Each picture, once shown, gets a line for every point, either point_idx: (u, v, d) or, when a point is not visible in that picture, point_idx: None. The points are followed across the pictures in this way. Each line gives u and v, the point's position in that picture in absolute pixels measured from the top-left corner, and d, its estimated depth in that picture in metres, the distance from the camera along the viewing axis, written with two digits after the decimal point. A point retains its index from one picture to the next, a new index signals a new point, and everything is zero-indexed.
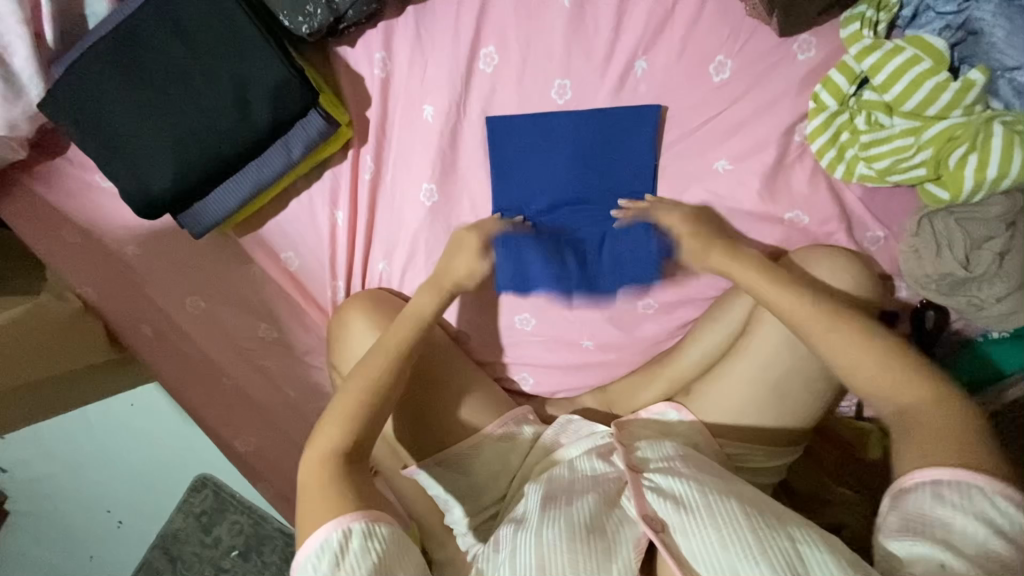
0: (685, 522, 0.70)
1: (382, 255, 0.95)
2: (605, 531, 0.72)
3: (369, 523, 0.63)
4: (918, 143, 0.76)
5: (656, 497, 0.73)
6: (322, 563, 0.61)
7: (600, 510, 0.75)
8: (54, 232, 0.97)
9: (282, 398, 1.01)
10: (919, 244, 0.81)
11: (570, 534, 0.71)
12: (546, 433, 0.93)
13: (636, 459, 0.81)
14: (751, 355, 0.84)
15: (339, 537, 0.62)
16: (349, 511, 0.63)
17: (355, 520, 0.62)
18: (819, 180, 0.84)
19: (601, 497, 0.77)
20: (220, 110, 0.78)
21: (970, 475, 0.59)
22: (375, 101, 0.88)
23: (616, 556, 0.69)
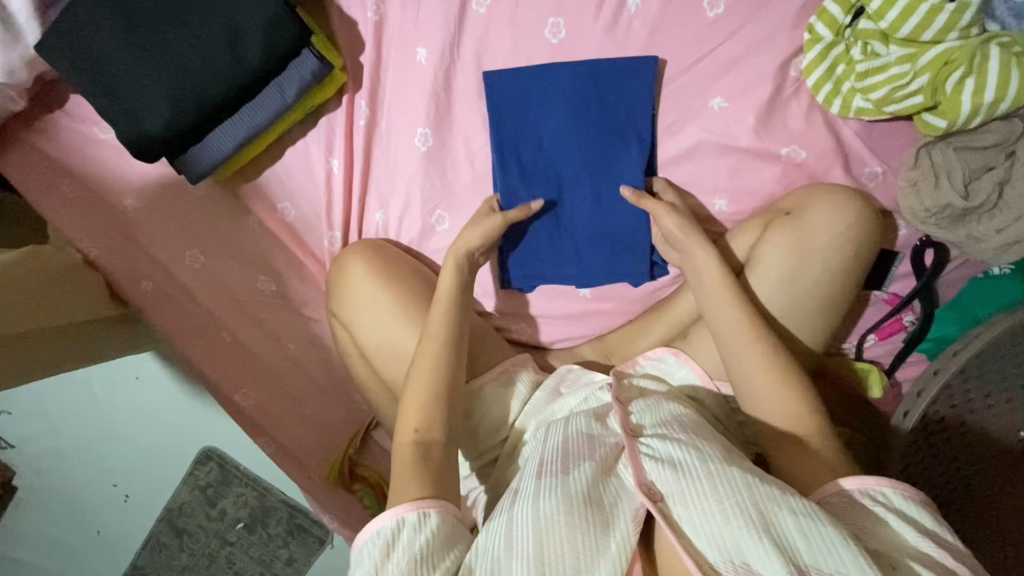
0: (685, 492, 0.68)
1: (378, 204, 0.95)
2: (602, 503, 0.71)
3: (421, 513, 0.67)
4: (914, 70, 0.75)
5: (653, 464, 0.72)
6: (374, 550, 0.65)
7: (597, 479, 0.73)
8: (54, 187, 0.98)
9: (282, 351, 1.03)
10: (917, 177, 0.81)
11: (567, 507, 0.69)
12: (544, 384, 0.92)
13: (632, 423, 0.79)
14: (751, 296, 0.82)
15: (392, 525, 0.66)
16: (410, 499, 0.68)
17: (408, 511, 0.67)
18: (815, 115, 0.83)
19: (599, 464, 0.75)
20: (213, 49, 0.78)
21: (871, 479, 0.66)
22: (368, 45, 0.88)
23: (614, 529, 0.69)
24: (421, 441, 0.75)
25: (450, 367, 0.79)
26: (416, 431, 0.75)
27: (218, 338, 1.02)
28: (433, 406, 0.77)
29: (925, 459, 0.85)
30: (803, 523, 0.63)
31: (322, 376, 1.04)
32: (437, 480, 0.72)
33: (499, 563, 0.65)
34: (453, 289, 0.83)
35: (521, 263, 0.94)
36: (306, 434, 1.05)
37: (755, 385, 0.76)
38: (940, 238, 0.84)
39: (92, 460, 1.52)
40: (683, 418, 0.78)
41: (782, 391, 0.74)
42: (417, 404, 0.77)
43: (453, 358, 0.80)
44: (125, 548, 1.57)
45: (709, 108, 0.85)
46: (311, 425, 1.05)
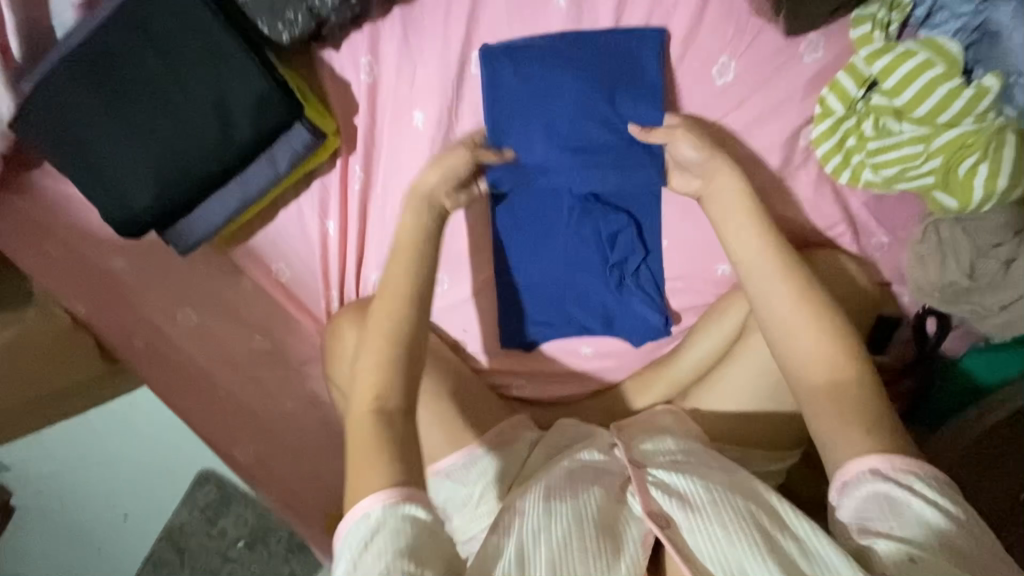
0: (691, 520, 0.65)
1: (376, 266, 0.92)
2: (612, 529, 0.67)
3: (399, 502, 0.59)
4: (927, 151, 0.73)
5: (659, 491, 0.70)
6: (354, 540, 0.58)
7: (606, 505, 0.71)
8: (35, 244, 0.93)
9: (279, 408, 1.02)
10: (925, 251, 0.80)
11: (579, 530, 0.66)
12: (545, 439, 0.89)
13: (637, 455, 0.78)
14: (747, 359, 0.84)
15: (372, 514, 0.59)
16: (382, 487, 0.60)
17: (387, 498, 0.59)
18: (824, 185, 0.82)
19: (607, 492, 0.73)
20: (201, 126, 0.74)
21: (901, 461, 0.59)
22: (362, 107, 0.84)
23: (624, 554, 0.65)
24: (381, 410, 0.66)
25: (410, 332, 0.69)
26: (375, 399, 0.66)
27: (214, 396, 1.00)
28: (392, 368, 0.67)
29: None
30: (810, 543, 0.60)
31: (321, 431, 1.03)
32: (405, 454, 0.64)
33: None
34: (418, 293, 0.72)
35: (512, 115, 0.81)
36: (305, 487, 1.03)
37: (790, 354, 0.66)
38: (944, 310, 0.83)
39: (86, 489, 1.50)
40: (690, 449, 0.79)
41: (825, 410, 0.63)
42: (377, 367, 0.67)
43: (403, 334, 0.69)
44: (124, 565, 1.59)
45: None
46: (309, 480, 1.04)
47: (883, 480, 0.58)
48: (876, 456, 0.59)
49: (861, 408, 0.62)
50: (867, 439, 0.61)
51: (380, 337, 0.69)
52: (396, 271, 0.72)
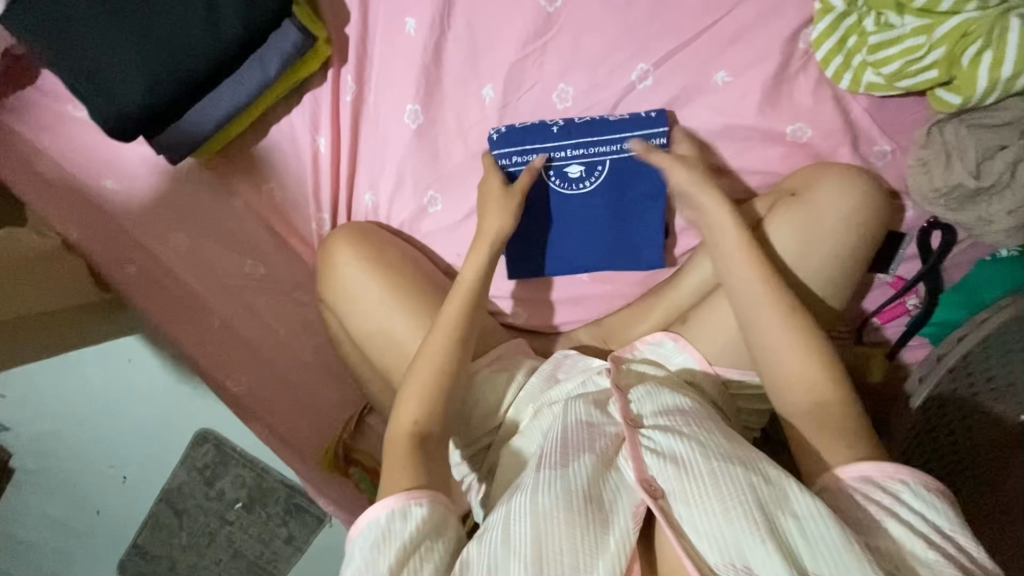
0: (686, 489, 0.64)
1: (367, 185, 0.92)
2: (601, 500, 0.67)
3: (405, 501, 0.65)
4: (930, 42, 0.71)
5: (655, 459, 0.68)
6: (366, 545, 0.63)
7: (597, 473, 0.69)
8: (28, 166, 0.93)
9: (273, 336, 1.00)
10: (927, 156, 0.78)
11: (567, 504, 0.65)
12: (541, 367, 0.88)
13: (632, 412, 0.75)
14: None
15: (382, 519, 0.64)
16: (399, 491, 0.66)
17: (394, 501, 0.65)
18: (824, 90, 0.80)
19: (599, 458, 0.71)
20: (187, 18, 0.73)
21: (891, 469, 0.61)
22: (354, 17, 0.84)
23: (613, 526, 0.65)
24: (420, 433, 0.71)
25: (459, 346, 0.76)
26: (414, 423, 0.72)
27: (205, 323, 0.99)
28: (434, 407, 0.73)
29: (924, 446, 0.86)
30: (807, 524, 0.59)
31: (315, 361, 1.02)
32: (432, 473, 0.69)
33: (498, 568, 0.61)
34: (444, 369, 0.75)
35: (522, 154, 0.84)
36: (302, 417, 1.03)
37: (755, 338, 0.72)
38: (949, 219, 0.81)
39: (84, 445, 1.49)
40: (688, 410, 0.74)
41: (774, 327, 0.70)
42: (415, 399, 0.73)
43: (467, 333, 0.77)
44: (123, 531, 1.54)
45: (713, 83, 0.81)
46: (301, 410, 1.03)
47: (871, 485, 0.61)
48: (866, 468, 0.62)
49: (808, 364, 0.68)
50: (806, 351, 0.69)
51: (461, 296, 0.78)
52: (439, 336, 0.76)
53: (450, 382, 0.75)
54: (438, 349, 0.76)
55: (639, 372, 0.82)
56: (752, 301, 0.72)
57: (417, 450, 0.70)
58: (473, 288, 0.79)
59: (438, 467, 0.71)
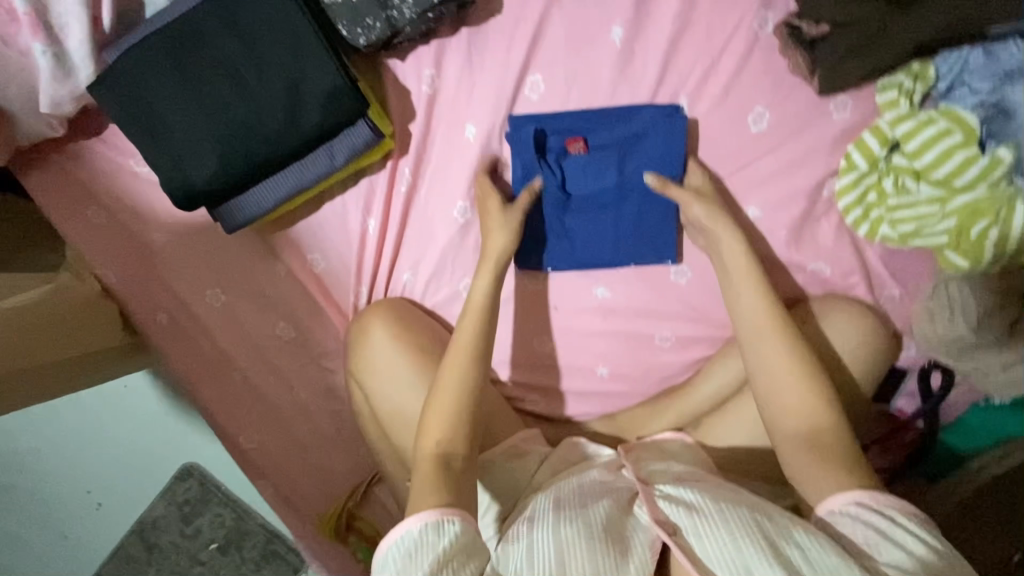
0: (699, 525, 0.67)
1: (408, 266, 0.96)
2: (619, 535, 0.69)
3: (439, 517, 0.66)
4: (943, 211, 0.79)
5: (667, 503, 0.71)
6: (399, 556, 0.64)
7: (614, 517, 0.73)
8: (79, 212, 0.97)
9: (293, 398, 1.02)
10: (934, 308, 0.84)
11: (588, 533, 0.68)
12: (554, 454, 0.90)
13: (643, 475, 0.80)
14: None
15: (416, 529, 0.65)
16: (433, 506, 0.67)
17: (428, 514, 0.66)
18: (844, 236, 0.87)
19: (615, 503, 0.75)
20: (269, 110, 0.78)
21: (886, 501, 0.65)
22: (419, 115, 0.89)
23: (633, 557, 0.67)
24: (443, 455, 0.73)
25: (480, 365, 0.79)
26: (440, 443, 0.73)
27: (227, 377, 1.01)
28: (458, 421, 0.75)
29: None
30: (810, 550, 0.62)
31: (330, 425, 1.04)
32: (455, 489, 0.70)
33: None
34: (463, 393, 0.77)
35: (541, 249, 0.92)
36: (307, 480, 1.04)
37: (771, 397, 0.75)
38: (951, 365, 0.87)
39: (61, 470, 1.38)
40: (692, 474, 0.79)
41: (808, 457, 0.70)
42: (441, 420, 0.75)
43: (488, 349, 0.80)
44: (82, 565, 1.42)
45: (744, 215, 0.87)
46: (310, 472, 1.04)
47: (869, 511, 0.64)
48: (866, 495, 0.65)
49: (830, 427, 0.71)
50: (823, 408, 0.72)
51: (473, 317, 0.81)
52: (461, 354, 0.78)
53: (476, 405, 0.77)
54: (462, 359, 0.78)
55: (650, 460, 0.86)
56: (766, 362, 0.76)
57: (438, 468, 0.72)
58: (481, 301, 0.82)
59: (464, 483, 0.72)
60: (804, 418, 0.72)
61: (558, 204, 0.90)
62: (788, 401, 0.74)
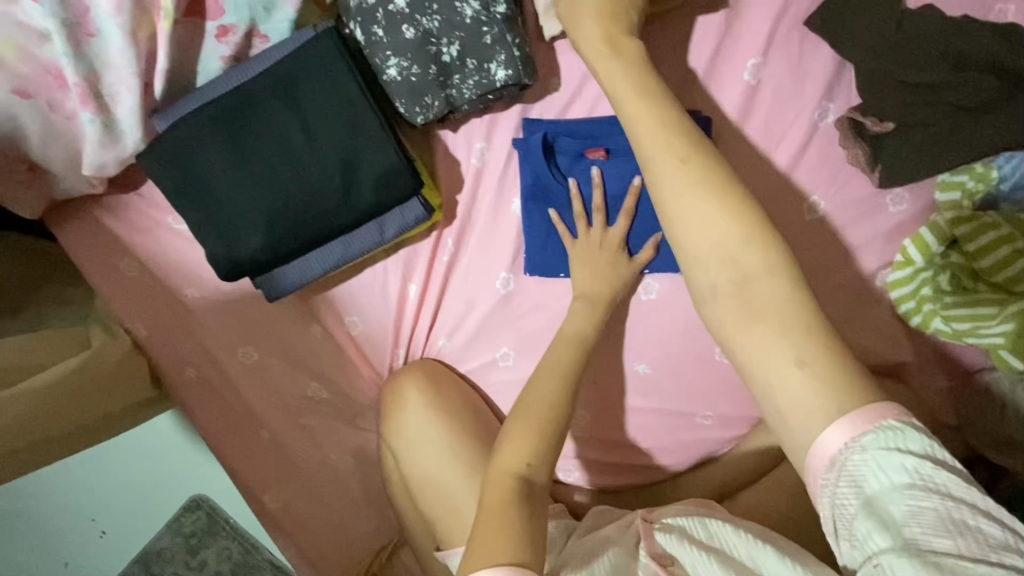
0: (700, 560, 0.65)
1: (445, 331, 0.95)
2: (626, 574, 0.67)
3: (516, 573, 0.58)
4: (1003, 314, 0.77)
5: (663, 535, 0.69)
6: None
7: (618, 563, 0.69)
8: (110, 263, 0.95)
9: (321, 456, 1.00)
10: (982, 403, 0.83)
11: None
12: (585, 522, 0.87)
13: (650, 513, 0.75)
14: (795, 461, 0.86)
15: None
16: (505, 563, 0.60)
17: (502, 568, 0.59)
18: (896, 327, 0.85)
19: (624, 551, 0.70)
20: (322, 186, 0.76)
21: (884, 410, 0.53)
22: (466, 186, 0.87)
23: None
24: (526, 477, 0.70)
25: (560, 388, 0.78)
26: (526, 465, 0.71)
27: (254, 435, 0.99)
28: (544, 457, 0.73)
29: None
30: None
31: (357, 485, 1.01)
32: (533, 531, 0.64)
33: None
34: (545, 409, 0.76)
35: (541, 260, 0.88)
36: (331, 541, 1.02)
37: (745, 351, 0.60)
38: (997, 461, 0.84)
39: None
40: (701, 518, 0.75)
41: (811, 388, 0.56)
42: (520, 443, 0.73)
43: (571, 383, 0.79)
44: None
45: None
46: (336, 531, 1.02)
47: (860, 444, 0.52)
48: (850, 415, 0.54)
49: (805, 335, 0.58)
50: (807, 372, 0.57)
51: (564, 346, 0.82)
52: (547, 381, 0.78)
53: (558, 434, 0.75)
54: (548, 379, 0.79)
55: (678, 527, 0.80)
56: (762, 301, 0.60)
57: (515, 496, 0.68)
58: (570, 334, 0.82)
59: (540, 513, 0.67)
60: (770, 361, 0.58)
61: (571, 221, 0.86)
62: (761, 345, 0.59)
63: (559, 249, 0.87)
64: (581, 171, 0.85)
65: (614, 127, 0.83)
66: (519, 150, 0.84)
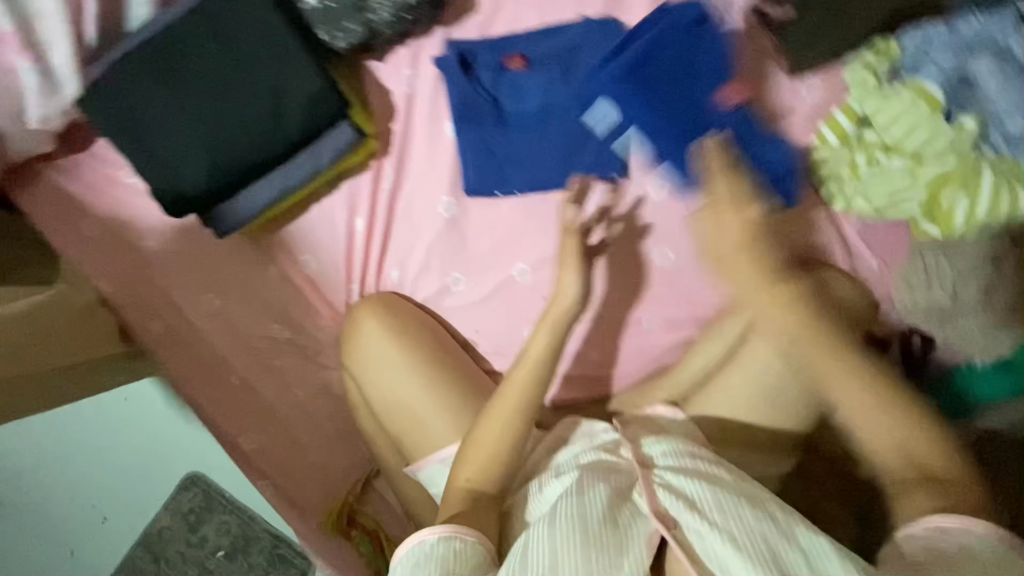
0: (699, 524, 0.71)
1: (396, 262, 0.97)
2: (618, 525, 0.73)
3: (451, 534, 0.73)
4: (914, 183, 0.81)
5: (667, 493, 0.75)
6: (414, 560, 0.72)
7: (612, 502, 0.76)
8: (71, 223, 0.98)
9: (290, 396, 1.03)
10: (911, 276, 0.86)
11: (585, 537, 0.71)
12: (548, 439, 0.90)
13: (645, 455, 0.81)
14: (748, 361, 0.86)
15: (431, 540, 0.74)
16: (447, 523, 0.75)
17: (440, 529, 0.74)
18: (821, 212, 0.89)
19: (613, 490, 0.77)
20: (255, 116, 0.80)
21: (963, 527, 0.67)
22: (399, 114, 0.91)
23: (628, 553, 0.71)
24: (470, 491, 0.80)
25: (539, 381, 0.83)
26: (467, 481, 0.81)
27: (226, 381, 1.02)
28: (497, 462, 0.81)
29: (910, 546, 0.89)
30: (805, 555, 0.67)
31: (327, 420, 1.05)
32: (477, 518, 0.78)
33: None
34: (523, 409, 0.82)
35: (478, 175, 0.90)
36: (309, 479, 1.04)
37: None
38: (930, 332, 0.88)
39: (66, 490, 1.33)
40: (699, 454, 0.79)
41: None
42: (484, 446, 0.81)
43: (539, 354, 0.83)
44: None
45: (722, 196, 0.90)
46: (313, 469, 1.05)
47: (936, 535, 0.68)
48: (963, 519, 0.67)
49: None
50: None
51: (543, 331, 0.84)
52: (515, 385, 0.82)
53: (517, 434, 0.82)
54: (527, 373, 0.83)
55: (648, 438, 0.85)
56: None
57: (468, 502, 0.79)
58: (542, 352, 0.83)
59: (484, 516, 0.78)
60: None
61: (500, 130, 0.90)
62: None
63: (495, 168, 0.90)
64: (505, 82, 0.91)
65: (533, 37, 0.91)
66: (443, 66, 0.90)
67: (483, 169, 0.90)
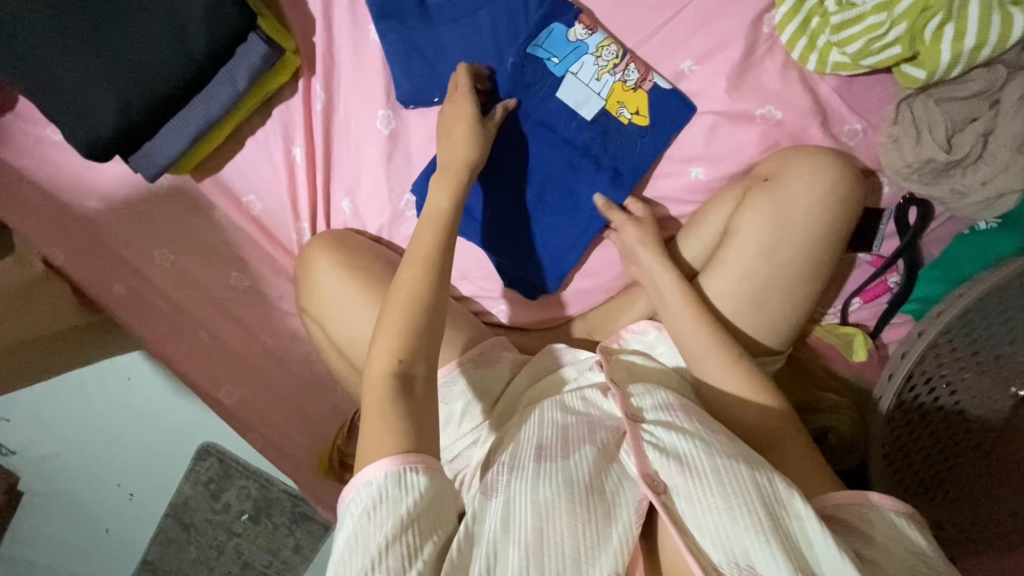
0: (690, 487, 0.63)
1: (344, 192, 0.92)
2: (604, 492, 0.66)
3: (402, 471, 0.60)
4: (892, 18, 0.72)
5: (657, 454, 0.67)
6: (362, 503, 0.59)
7: (599, 465, 0.68)
8: (14, 191, 0.95)
9: (260, 346, 1.00)
10: (899, 133, 0.77)
11: (569, 495, 0.64)
12: (529, 363, 0.86)
13: (632, 407, 0.73)
14: (733, 259, 0.77)
15: (381, 480, 0.59)
16: (392, 453, 0.61)
17: (393, 465, 0.60)
18: (792, 73, 0.79)
19: (599, 450, 0.69)
20: (152, 36, 0.76)
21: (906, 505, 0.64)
22: (319, 26, 0.86)
23: (617, 519, 0.63)
24: (403, 374, 0.66)
25: (440, 251, 0.73)
26: (399, 362, 0.66)
27: (195, 336, 0.99)
28: (415, 342, 0.67)
29: (907, 442, 0.85)
30: (809, 529, 0.59)
31: (302, 368, 1.01)
32: (416, 417, 0.64)
33: (496, 560, 0.59)
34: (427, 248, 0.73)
35: (411, 82, 0.84)
36: (293, 427, 1.02)
37: None
38: (924, 194, 0.81)
39: (74, 478, 1.31)
40: (686, 405, 0.73)
41: None
42: (392, 336, 0.67)
43: (441, 263, 0.72)
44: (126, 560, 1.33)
45: (679, 71, 0.81)
46: (296, 420, 1.02)
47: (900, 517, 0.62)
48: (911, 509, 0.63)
49: None
50: None
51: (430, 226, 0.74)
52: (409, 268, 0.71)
53: (424, 276, 0.71)
54: (423, 258, 0.72)
55: (628, 363, 0.80)
56: None
57: (396, 393, 0.65)
58: (436, 214, 0.75)
59: (426, 408, 0.65)
60: None
61: (427, 29, 0.82)
62: None
63: (428, 74, 0.83)
64: None
65: None
66: None
67: (415, 77, 0.84)
